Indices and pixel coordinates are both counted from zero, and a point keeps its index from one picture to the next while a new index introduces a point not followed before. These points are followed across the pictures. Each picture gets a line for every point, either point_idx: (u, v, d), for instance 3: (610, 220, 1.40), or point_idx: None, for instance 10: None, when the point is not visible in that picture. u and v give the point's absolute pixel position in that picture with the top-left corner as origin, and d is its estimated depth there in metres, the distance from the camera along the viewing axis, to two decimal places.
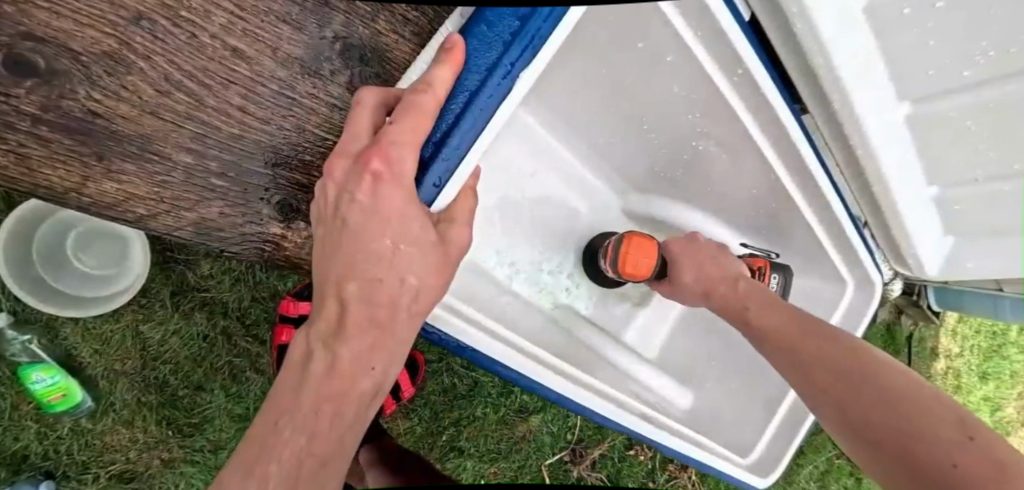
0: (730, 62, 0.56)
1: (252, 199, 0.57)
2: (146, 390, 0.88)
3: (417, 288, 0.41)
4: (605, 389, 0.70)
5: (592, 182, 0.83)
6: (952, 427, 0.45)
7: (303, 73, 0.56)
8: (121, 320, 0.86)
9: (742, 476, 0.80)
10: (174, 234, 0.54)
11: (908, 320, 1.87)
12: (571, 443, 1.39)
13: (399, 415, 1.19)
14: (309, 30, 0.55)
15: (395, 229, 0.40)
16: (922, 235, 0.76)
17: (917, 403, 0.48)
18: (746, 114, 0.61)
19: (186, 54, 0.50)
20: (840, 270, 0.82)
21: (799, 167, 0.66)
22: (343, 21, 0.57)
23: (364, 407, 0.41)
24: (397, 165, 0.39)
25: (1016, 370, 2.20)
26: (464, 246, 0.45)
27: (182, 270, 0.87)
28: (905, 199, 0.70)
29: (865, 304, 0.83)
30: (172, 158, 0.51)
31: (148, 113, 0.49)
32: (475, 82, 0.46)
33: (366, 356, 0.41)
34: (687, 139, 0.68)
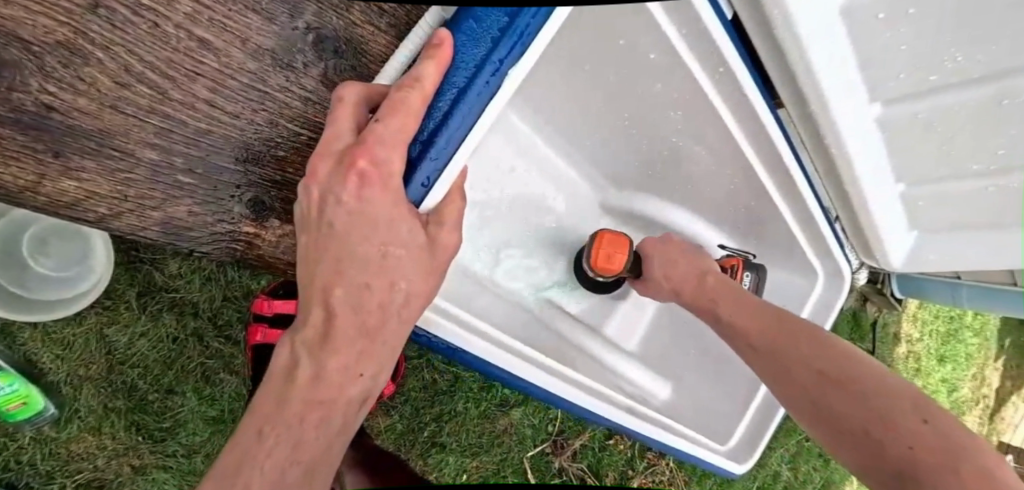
0: (713, 58, 0.56)
1: (223, 197, 0.55)
2: (113, 395, 0.85)
3: (407, 293, 0.42)
4: (592, 384, 0.73)
5: (572, 177, 0.83)
6: (909, 411, 0.47)
7: (275, 66, 0.54)
8: (84, 324, 0.82)
9: (716, 460, 0.84)
10: (141, 234, 0.52)
11: (873, 307, 1.94)
12: (551, 434, 1.41)
13: (379, 413, 1.18)
14: (280, 21, 0.53)
15: (384, 233, 0.40)
16: (890, 230, 0.79)
17: (877, 389, 0.50)
18: (725, 109, 0.62)
19: (148, 44, 0.47)
20: (812, 261, 0.84)
21: (773, 161, 0.67)
22: (316, 12, 0.55)
23: (351, 415, 0.42)
24: (385, 165, 0.39)
25: (969, 351, 2.33)
26: (450, 248, 0.45)
27: (149, 270, 0.83)
28: (875, 195, 0.72)
29: (836, 296, 0.86)
30: (135, 154, 0.49)
31: (108, 107, 0.47)
32: (464, 80, 0.44)
33: (354, 364, 0.41)
34: (666, 134, 0.68)
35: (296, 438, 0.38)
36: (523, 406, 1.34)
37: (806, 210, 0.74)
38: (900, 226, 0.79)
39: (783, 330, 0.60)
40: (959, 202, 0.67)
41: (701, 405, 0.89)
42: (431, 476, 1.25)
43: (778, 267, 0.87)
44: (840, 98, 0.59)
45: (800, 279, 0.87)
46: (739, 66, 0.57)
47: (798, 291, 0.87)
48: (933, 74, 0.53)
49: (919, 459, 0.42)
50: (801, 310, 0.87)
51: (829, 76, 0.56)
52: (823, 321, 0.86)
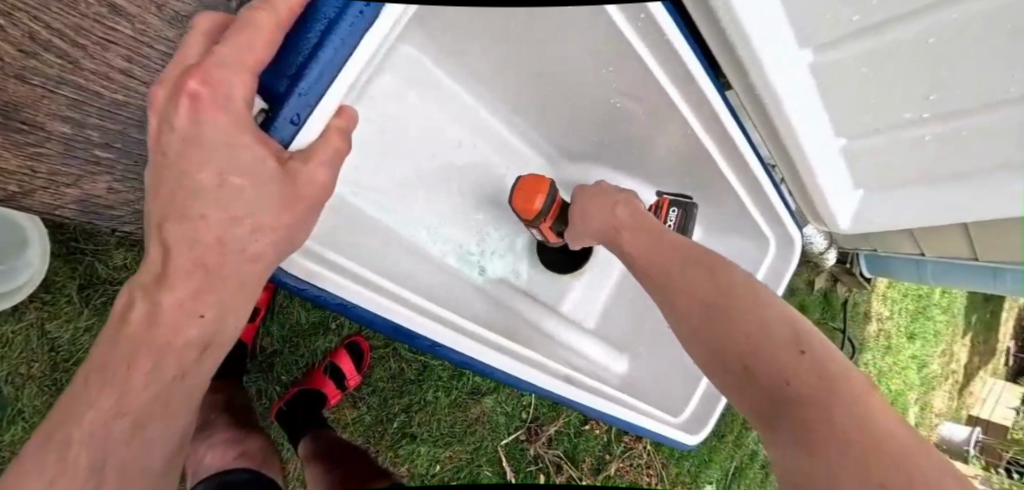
0: (634, 5, 0.54)
1: (146, 172, 0.54)
2: (60, 394, 0.80)
3: (251, 225, 0.40)
4: (522, 350, 0.71)
5: (523, 151, 0.82)
6: (788, 342, 0.45)
7: None
8: (23, 321, 0.77)
9: (673, 434, 0.82)
10: (56, 212, 0.50)
11: (843, 287, 1.98)
12: (526, 422, 1.40)
13: (345, 405, 1.16)
14: None
15: (219, 159, 0.37)
16: (833, 187, 0.80)
17: (759, 319, 0.48)
18: (668, 74, 0.61)
19: (55, 11, 0.43)
20: (761, 227, 0.84)
21: (714, 125, 0.67)
22: None
23: (188, 363, 0.40)
24: (229, 89, 0.36)
25: (937, 328, 2.40)
26: (319, 186, 0.43)
27: (90, 262, 0.80)
28: (812, 152, 0.73)
29: (787, 263, 0.86)
30: (45, 128, 0.47)
31: (11, 77, 0.43)
32: (331, 13, 0.44)
33: (193, 302, 0.39)
34: (613, 104, 0.68)
35: (125, 386, 0.36)
36: (495, 394, 1.33)
37: (754, 176, 0.74)
38: (842, 184, 0.81)
39: (675, 261, 0.57)
40: (898, 153, 0.69)
41: (661, 378, 0.88)
42: (402, 467, 1.23)
43: (732, 238, 0.88)
44: (770, 48, 0.59)
45: (753, 249, 0.88)
46: (671, 26, 0.56)
47: (753, 261, 0.87)
48: (855, 14, 0.53)
49: (793, 393, 0.41)
50: (753, 278, 0.87)
51: (758, 25, 0.56)
52: (774, 288, 0.87)
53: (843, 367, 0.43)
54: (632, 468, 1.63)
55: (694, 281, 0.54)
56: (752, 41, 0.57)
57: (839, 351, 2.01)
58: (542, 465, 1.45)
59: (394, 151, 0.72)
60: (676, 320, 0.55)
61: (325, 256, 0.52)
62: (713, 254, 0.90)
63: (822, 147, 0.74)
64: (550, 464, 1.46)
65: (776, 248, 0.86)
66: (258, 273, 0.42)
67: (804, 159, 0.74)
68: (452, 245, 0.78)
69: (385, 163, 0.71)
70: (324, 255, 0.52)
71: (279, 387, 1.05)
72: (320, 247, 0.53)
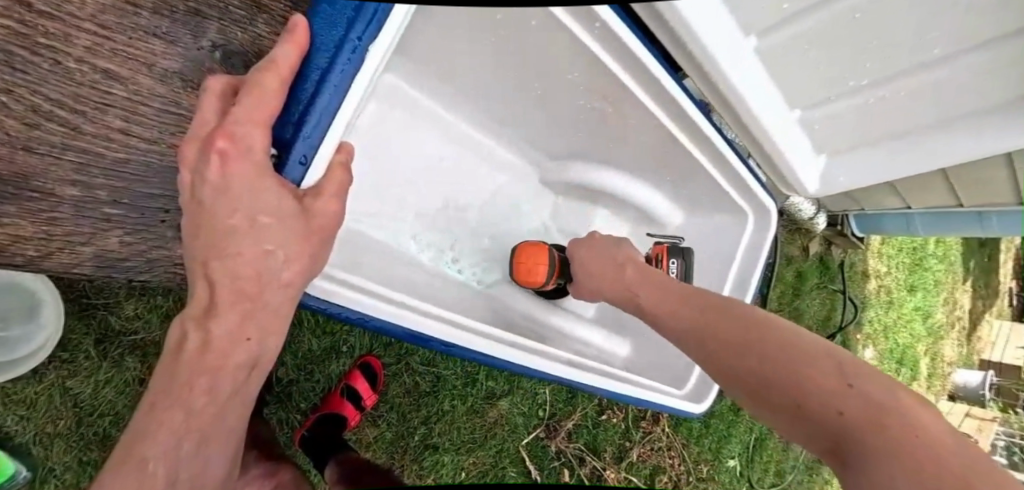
0: (586, 16, 0.57)
1: (151, 222, 0.57)
2: (88, 448, 0.82)
3: (284, 257, 0.42)
4: (533, 344, 0.74)
5: (503, 156, 0.85)
6: (830, 374, 0.44)
7: (185, 87, 0.55)
8: (44, 381, 0.79)
9: (679, 404, 0.86)
10: (74, 271, 0.53)
11: (837, 249, 2.03)
12: (544, 419, 1.43)
13: (365, 424, 1.18)
14: (184, 42, 0.54)
15: (249, 202, 0.40)
16: (798, 156, 0.84)
17: (794, 354, 0.48)
18: (634, 72, 0.64)
19: (53, 82, 0.47)
20: (738, 202, 0.87)
21: (678, 113, 0.70)
22: (219, 29, 0.56)
23: (240, 381, 0.44)
24: (251, 140, 0.39)
25: (937, 278, 2.44)
26: (331, 220, 0.46)
27: (103, 315, 0.81)
28: (773, 128, 0.78)
29: (765, 233, 0.89)
30: (56, 194, 0.50)
31: (21, 150, 0.47)
32: (325, 60, 0.46)
33: (239, 329, 0.42)
34: (581, 103, 0.71)
35: (187, 407, 0.41)
36: (510, 396, 1.36)
37: (724, 158, 0.78)
38: (806, 153, 0.85)
39: (699, 313, 0.59)
40: (851, 117, 0.75)
41: (661, 356, 0.91)
42: (429, 479, 1.25)
43: (715, 216, 0.92)
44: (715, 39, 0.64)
45: (733, 222, 0.91)
46: (626, 32, 0.60)
47: (735, 235, 0.91)
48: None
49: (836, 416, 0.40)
50: (736, 252, 0.91)
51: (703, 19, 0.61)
52: (756, 261, 0.90)
53: (895, 396, 0.40)
54: (652, 451, 1.68)
55: (715, 330, 0.56)
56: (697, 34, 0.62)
57: (841, 312, 2.05)
58: (564, 460, 1.48)
59: (382, 175, 0.74)
60: (721, 378, 0.54)
61: (334, 275, 0.55)
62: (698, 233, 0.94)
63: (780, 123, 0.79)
64: (573, 458, 1.50)
65: (753, 218, 0.89)
66: (292, 300, 0.46)
67: (768, 136, 0.78)
68: (447, 254, 0.81)
69: (374, 186, 0.74)
70: (332, 274, 0.55)
71: (299, 416, 1.07)
72: (328, 267, 0.55)
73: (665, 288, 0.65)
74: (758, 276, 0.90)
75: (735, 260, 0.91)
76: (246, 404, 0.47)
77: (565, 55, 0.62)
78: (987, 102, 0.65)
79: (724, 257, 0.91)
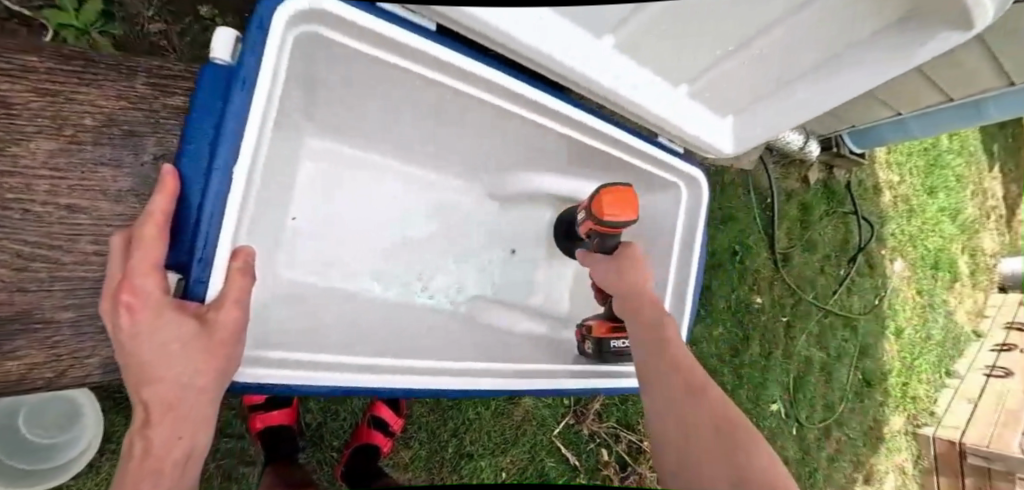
0: (425, 58, 0.64)
1: None
2: None
3: (194, 378, 0.46)
4: (474, 366, 0.80)
5: (444, 181, 0.91)
6: (730, 446, 0.52)
7: (141, 200, 0.62)
8: (100, 473, 0.88)
9: None
10: (87, 382, 0.60)
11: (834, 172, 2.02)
12: (570, 406, 1.48)
13: (398, 448, 1.25)
14: (129, 162, 0.61)
15: (156, 338, 0.44)
16: (700, 124, 0.85)
17: (725, 414, 0.56)
18: (506, 93, 0.70)
19: (28, 228, 0.55)
20: (664, 176, 0.90)
21: (555, 113, 0.75)
22: (157, 142, 0.63)
23: (179, 476, 0.47)
24: (145, 289, 0.44)
25: None
26: (234, 328, 0.50)
27: None
28: (666, 107, 0.80)
29: (700, 200, 0.92)
30: (55, 320, 0.58)
31: (16, 291, 0.55)
32: (197, 189, 0.51)
33: (174, 434, 0.46)
34: (489, 121, 0.77)
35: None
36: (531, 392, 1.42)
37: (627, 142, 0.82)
38: (709, 120, 0.88)
39: (673, 346, 0.67)
40: (725, 70, 0.79)
41: None
42: None
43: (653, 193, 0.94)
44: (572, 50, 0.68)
45: (667, 197, 0.94)
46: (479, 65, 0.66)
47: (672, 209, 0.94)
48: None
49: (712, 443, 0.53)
50: (675, 230, 0.94)
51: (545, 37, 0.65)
52: (693, 235, 0.93)
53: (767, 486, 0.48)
54: None
55: (672, 364, 0.64)
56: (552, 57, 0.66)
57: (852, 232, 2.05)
58: (599, 440, 1.54)
59: (330, 228, 0.83)
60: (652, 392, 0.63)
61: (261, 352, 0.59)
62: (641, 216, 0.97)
63: (670, 97, 0.81)
64: (608, 437, 1.55)
65: (686, 186, 0.92)
66: (213, 402, 0.50)
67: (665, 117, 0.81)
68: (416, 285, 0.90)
69: (326, 239, 0.83)
70: (263, 351, 0.59)
71: (334, 453, 1.15)
72: (256, 349, 0.59)
73: (648, 313, 0.74)
74: (700, 247, 0.93)
75: (678, 235, 0.94)
76: None
77: (428, 87, 0.70)
78: (849, 39, 0.70)
79: (666, 231, 0.95)
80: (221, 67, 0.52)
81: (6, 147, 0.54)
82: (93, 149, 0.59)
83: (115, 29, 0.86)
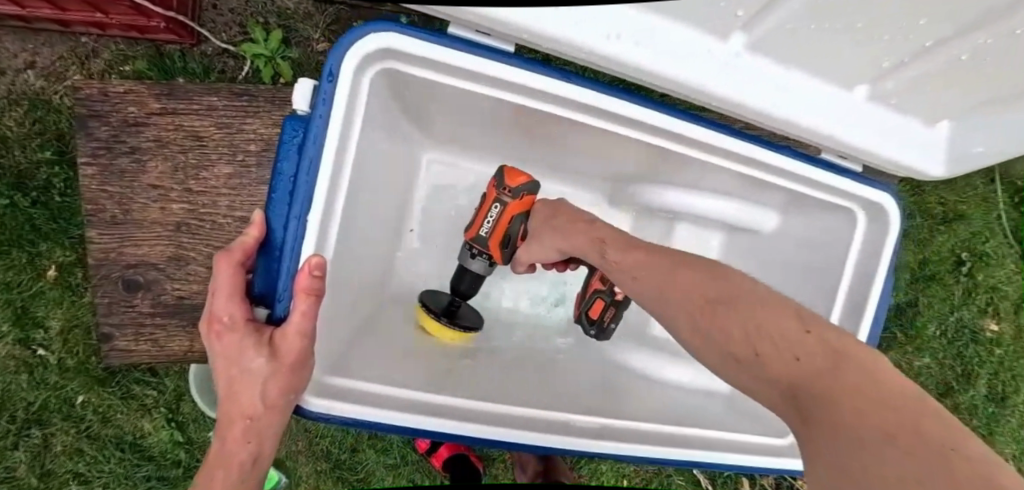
0: (460, 72, 0.50)
1: None
2: None
3: (268, 370, 0.40)
4: (585, 398, 0.63)
5: (566, 195, 0.74)
6: (789, 319, 0.35)
7: (237, 229, 0.69)
8: None
9: (777, 463, 0.63)
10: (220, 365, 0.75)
11: None
12: None
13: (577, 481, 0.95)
14: (242, 194, 0.69)
15: (232, 335, 0.40)
16: (879, 136, 0.58)
17: (817, 356, 0.31)
18: (577, 124, 0.56)
19: (173, 251, 0.69)
20: (835, 200, 0.62)
21: (629, 121, 0.54)
22: (255, 176, 0.69)
23: (265, 397, 0.41)
24: (225, 314, 0.41)
25: None
26: (306, 341, 0.41)
27: None
28: (803, 115, 0.54)
29: (882, 231, 0.62)
30: (185, 326, 0.70)
31: (161, 303, 0.70)
32: (297, 180, 0.44)
33: (266, 381, 0.40)
34: (572, 141, 0.62)
35: (222, 455, 0.42)
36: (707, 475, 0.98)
37: (764, 169, 0.59)
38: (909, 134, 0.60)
39: (707, 281, 0.41)
40: (938, 67, 0.50)
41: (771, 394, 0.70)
42: None
43: (825, 220, 0.66)
44: (618, 42, 0.46)
45: (832, 218, 0.65)
46: (484, 61, 0.49)
47: (839, 237, 0.65)
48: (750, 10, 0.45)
49: (823, 390, 0.29)
50: (843, 266, 0.65)
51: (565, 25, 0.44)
52: (865, 292, 0.63)
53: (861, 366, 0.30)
54: None
55: (735, 303, 0.38)
56: (569, 39, 0.45)
57: None
58: None
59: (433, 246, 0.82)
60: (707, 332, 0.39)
61: (340, 377, 0.51)
62: (806, 245, 0.68)
63: (825, 106, 0.55)
64: None
65: (867, 220, 0.63)
66: (295, 386, 0.42)
67: (802, 126, 0.55)
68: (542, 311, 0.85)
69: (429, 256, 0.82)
70: (332, 379, 0.50)
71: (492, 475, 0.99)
72: (334, 375, 0.51)
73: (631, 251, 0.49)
74: (880, 306, 0.62)
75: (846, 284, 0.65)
76: (266, 448, 0.43)
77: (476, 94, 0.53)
78: None
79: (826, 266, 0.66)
80: (300, 111, 0.45)
81: (172, 188, 0.69)
82: (212, 191, 0.69)
83: (292, 53, 0.93)
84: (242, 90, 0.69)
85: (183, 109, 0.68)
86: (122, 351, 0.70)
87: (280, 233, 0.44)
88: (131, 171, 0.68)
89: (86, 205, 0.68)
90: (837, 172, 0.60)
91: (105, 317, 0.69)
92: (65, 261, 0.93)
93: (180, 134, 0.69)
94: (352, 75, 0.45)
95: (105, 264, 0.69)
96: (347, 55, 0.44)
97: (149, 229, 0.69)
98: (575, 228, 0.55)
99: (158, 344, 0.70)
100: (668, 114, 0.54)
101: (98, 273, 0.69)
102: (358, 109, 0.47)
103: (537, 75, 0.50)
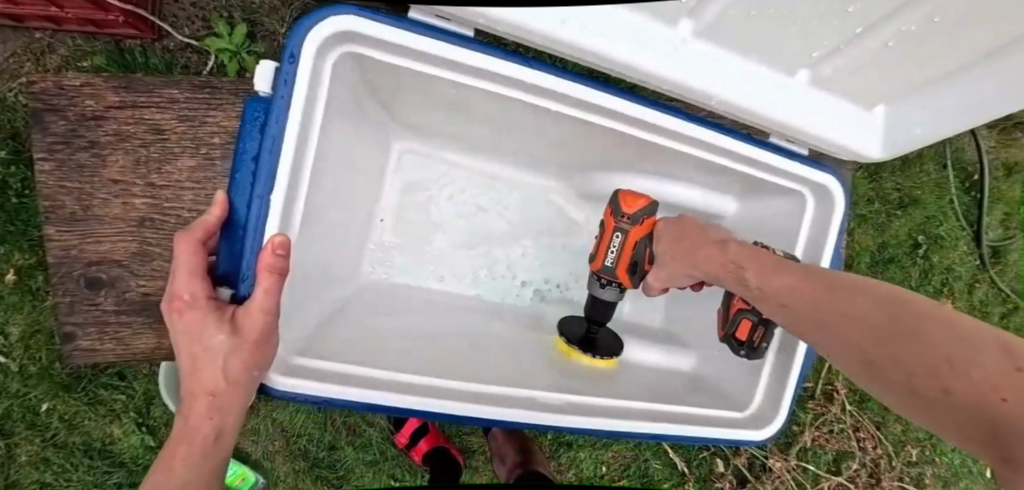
0: (421, 57, 0.51)
1: None
2: None
3: (232, 344, 0.41)
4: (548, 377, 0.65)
5: (533, 183, 0.75)
6: (978, 344, 0.30)
7: None
8: None
9: (731, 433, 0.65)
10: None
11: None
12: None
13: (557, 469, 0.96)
14: (206, 187, 0.68)
15: (195, 312, 0.41)
16: (823, 118, 0.62)
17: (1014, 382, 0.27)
18: (538, 110, 0.58)
19: (137, 247, 0.68)
20: (784, 181, 0.65)
21: (587, 105, 0.56)
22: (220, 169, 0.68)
23: (229, 372, 0.42)
24: (187, 291, 0.41)
25: None
26: (270, 318, 0.42)
27: None
28: (750, 97, 0.57)
29: (828, 209, 0.65)
30: (152, 322, 0.69)
31: (126, 299, 0.69)
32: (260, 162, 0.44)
33: (231, 355, 0.41)
34: (535, 128, 0.63)
35: (182, 433, 0.42)
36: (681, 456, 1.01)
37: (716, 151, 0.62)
38: (851, 116, 0.64)
39: (871, 304, 0.39)
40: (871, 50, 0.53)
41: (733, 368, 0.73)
42: None
43: (778, 201, 0.69)
44: (574, 26, 0.48)
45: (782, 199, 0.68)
46: (444, 46, 0.50)
47: (790, 217, 0.68)
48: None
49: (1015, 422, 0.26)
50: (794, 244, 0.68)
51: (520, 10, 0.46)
52: None
53: None
54: None
55: (909, 328, 0.35)
56: (521, 25, 0.47)
57: None
58: None
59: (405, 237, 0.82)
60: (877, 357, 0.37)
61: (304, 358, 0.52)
62: (761, 225, 0.71)
63: (771, 89, 0.58)
64: None
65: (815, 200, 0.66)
66: (259, 362, 0.43)
67: (750, 109, 0.58)
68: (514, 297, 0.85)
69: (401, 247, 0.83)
70: (298, 359, 0.51)
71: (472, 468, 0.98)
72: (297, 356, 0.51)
73: (778, 276, 0.49)
74: None
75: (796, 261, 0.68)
76: (229, 427, 0.44)
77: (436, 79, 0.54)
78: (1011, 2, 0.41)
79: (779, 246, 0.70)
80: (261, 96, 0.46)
81: (134, 183, 0.67)
82: (176, 185, 0.68)
83: (258, 46, 0.92)
84: (205, 83, 0.68)
85: (143, 102, 0.67)
86: (87, 350, 0.69)
87: (243, 213, 0.45)
88: (91, 166, 0.67)
89: (44, 202, 0.66)
90: (784, 153, 0.63)
91: (66, 316, 0.68)
92: (25, 264, 0.89)
93: (140, 128, 0.67)
94: (314, 60, 0.46)
95: (65, 262, 0.67)
96: (308, 37, 0.45)
97: (111, 225, 0.68)
98: (709, 253, 0.57)
99: (124, 342, 0.69)
100: (623, 97, 0.56)
101: (59, 271, 0.67)
102: (320, 93, 0.48)
103: (496, 58, 0.51)
